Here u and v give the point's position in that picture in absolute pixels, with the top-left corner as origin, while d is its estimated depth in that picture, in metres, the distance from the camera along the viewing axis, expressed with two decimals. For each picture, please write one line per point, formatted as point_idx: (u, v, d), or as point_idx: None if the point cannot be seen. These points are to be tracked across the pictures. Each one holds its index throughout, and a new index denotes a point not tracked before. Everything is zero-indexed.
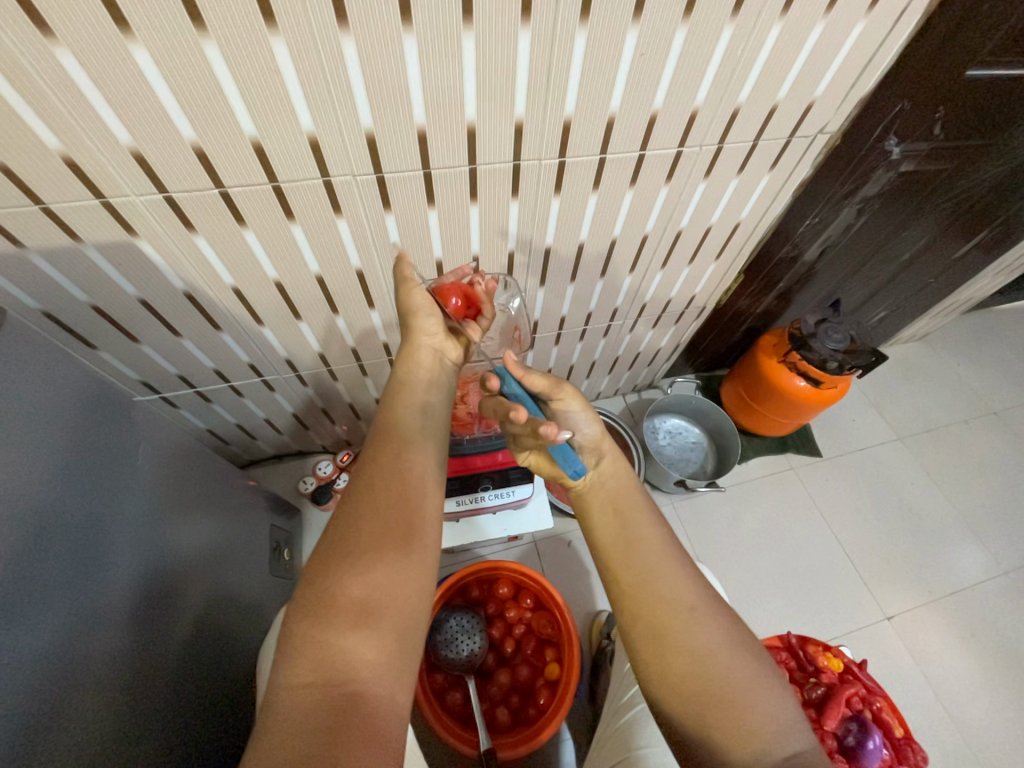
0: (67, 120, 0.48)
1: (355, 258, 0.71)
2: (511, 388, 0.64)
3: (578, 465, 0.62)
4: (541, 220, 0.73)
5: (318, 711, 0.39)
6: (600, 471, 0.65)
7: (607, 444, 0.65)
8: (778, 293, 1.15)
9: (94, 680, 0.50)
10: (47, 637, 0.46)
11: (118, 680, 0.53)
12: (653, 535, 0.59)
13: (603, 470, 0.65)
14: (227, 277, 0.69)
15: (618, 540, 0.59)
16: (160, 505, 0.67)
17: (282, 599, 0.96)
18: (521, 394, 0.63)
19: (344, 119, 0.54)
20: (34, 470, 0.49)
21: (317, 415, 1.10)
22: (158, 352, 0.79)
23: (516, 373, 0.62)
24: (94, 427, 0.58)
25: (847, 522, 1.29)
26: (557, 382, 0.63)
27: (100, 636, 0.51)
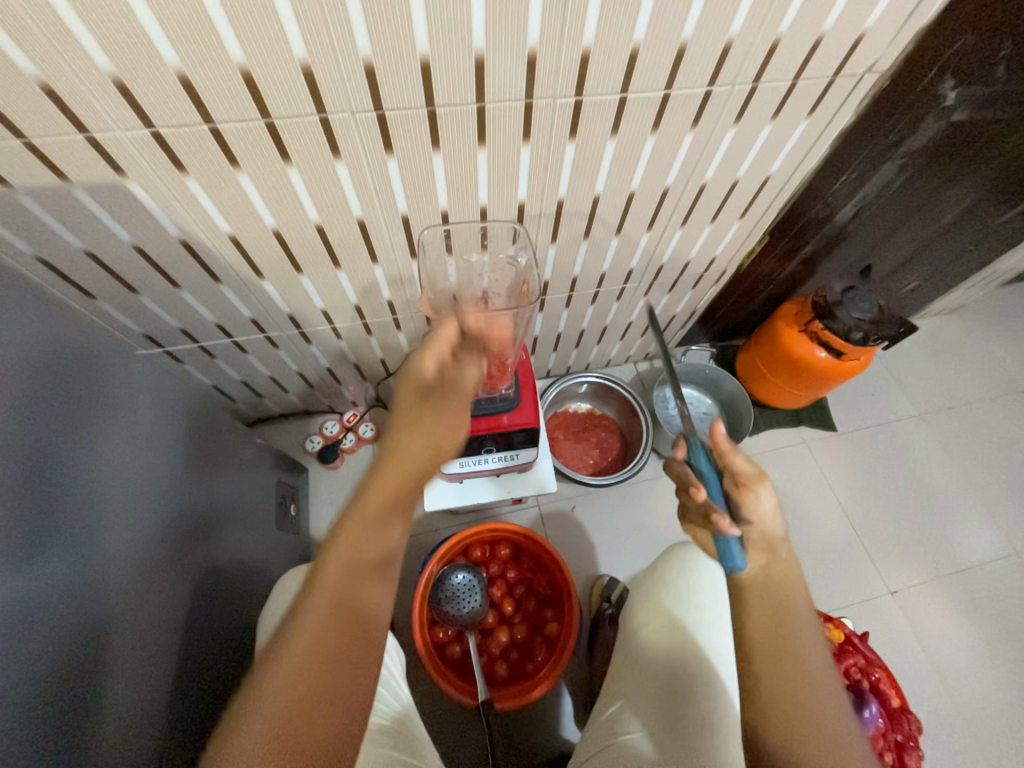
0: (40, 40, 0.44)
1: (356, 207, 0.67)
2: (701, 463, 0.60)
3: (739, 555, 0.58)
4: (554, 169, 0.68)
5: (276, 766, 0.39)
6: (766, 571, 0.59)
7: (782, 549, 0.59)
8: (804, 257, 1.08)
9: (102, 624, 0.50)
10: (50, 580, 0.46)
11: (125, 624, 0.53)
12: (816, 651, 0.53)
13: (770, 571, 0.59)
14: (223, 225, 0.66)
15: (769, 634, 0.56)
16: (162, 457, 0.66)
17: (288, 553, 0.98)
18: (710, 471, 0.59)
19: (339, 45, 0.49)
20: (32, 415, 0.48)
21: (323, 375, 1.09)
22: (158, 304, 0.78)
23: (720, 449, 0.58)
24: (92, 376, 0.57)
25: (857, 498, 1.26)
26: (757, 473, 0.58)
27: (106, 582, 0.52)
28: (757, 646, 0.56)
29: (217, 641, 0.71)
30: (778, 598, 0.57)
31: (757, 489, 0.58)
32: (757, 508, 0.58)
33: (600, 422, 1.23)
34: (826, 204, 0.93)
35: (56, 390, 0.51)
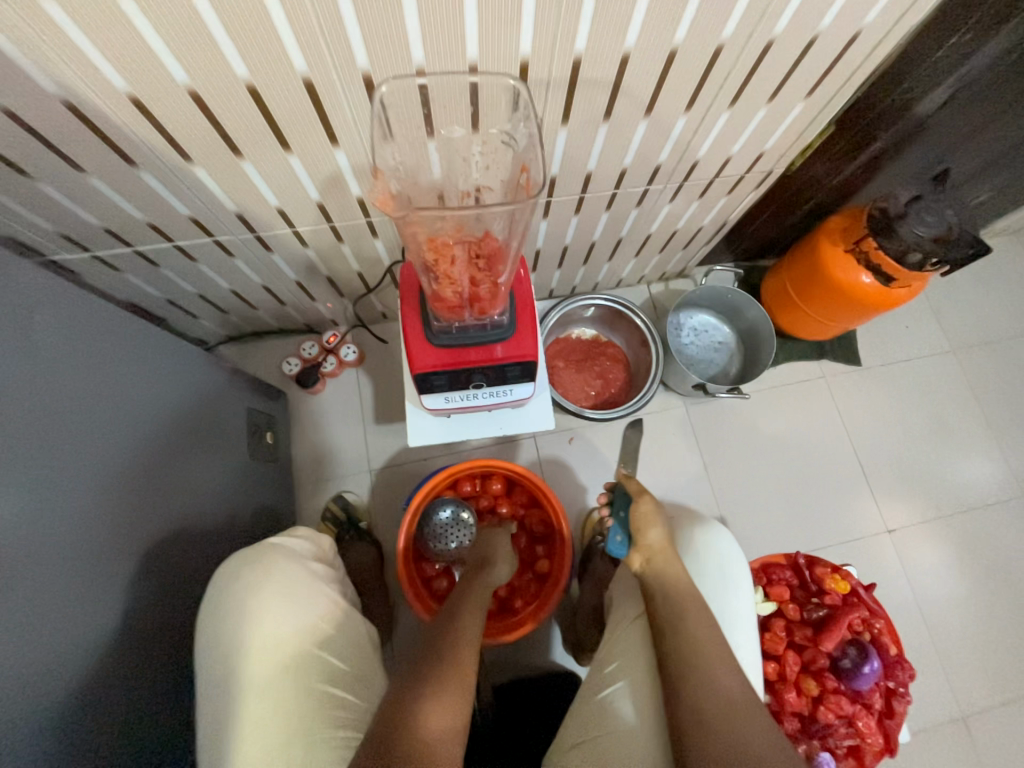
0: None
1: (298, 57, 0.49)
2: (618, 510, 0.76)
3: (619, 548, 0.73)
4: (572, 5, 0.49)
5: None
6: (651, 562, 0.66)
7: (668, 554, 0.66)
8: (867, 159, 0.89)
9: None
10: None
11: (29, 573, 0.47)
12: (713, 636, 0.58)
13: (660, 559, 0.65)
14: (119, 79, 0.49)
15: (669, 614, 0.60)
16: (86, 383, 0.56)
17: (267, 482, 0.93)
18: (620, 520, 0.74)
19: None
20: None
21: (293, 289, 0.95)
22: (66, 194, 0.62)
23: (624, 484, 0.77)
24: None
25: (871, 437, 1.20)
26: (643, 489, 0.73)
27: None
28: (670, 627, 0.60)
29: (186, 579, 0.67)
30: (668, 584, 0.63)
31: (637, 500, 0.72)
32: (636, 516, 0.70)
33: (605, 350, 1.12)
34: (905, 91, 0.76)
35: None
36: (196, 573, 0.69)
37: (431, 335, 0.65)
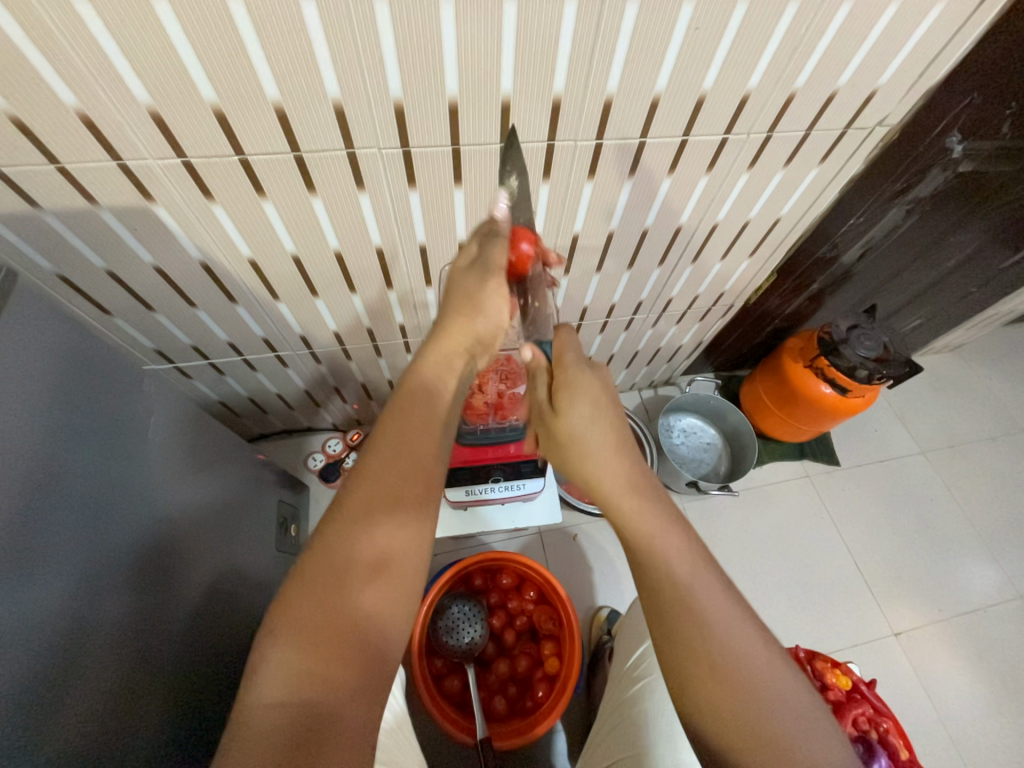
0: (86, 78, 0.46)
1: (375, 235, 0.68)
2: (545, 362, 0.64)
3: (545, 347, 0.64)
4: (572, 205, 0.70)
5: (284, 737, 0.38)
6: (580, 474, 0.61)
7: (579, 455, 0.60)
8: (810, 294, 1.09)
9: (99, 645, 0.50)
10: (53, 597, 0.46)
11: (121, 647, 0.53)
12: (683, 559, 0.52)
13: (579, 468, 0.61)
14: (244, 248, 0.66)
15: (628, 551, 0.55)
16: (111, 474, 0.55)
17: (285, 574, 0.97)
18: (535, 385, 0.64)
19: (371, 85, 0.50)
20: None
21: (329, 393, 1.09)
22: (171, 322, 0.78)
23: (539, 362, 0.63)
24: (43, 397, 0.49)
25: (860, 535, 1.25)
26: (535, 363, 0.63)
27: (21, 630, 0.43)
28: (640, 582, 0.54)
29: (216, 668, 0.69)
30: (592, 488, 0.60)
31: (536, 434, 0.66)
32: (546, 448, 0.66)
33: None
34: (833, 246, 0.94)
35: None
36: (223, 659, 0.71)
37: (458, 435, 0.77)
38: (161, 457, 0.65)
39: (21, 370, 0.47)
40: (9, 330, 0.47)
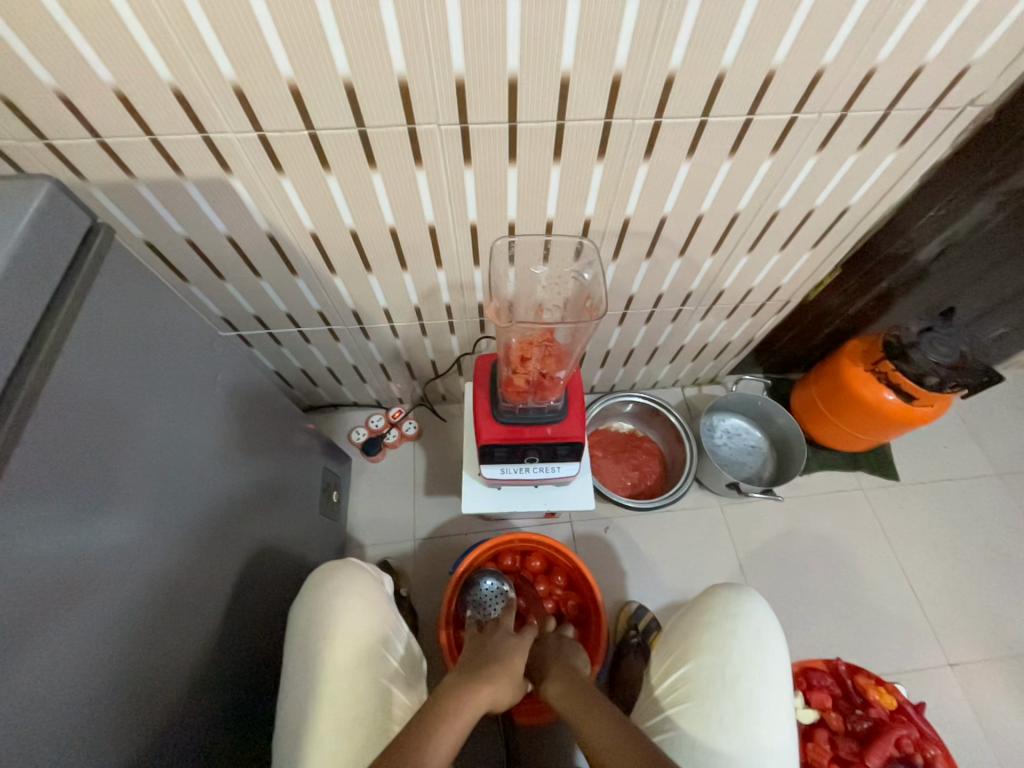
0: (181, 55, 0.49)
1: (429, 212, 0.70)
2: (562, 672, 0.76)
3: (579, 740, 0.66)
4: (625, 188, 0.69)
5: None
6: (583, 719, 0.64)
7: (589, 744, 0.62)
8: (878, 294, 1.01)
9: (159, 576, 0.55)
10: (128, 527, 0.51)
11: (178, 581, 0.58)
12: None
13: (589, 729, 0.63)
14: (307, 221, 0.70)
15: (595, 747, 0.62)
16: (184, 421, 0.61)
17: (326, 537, 1.03)
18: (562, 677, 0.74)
19: (436, 59, 0.51)
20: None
21: (375, 370, 1.13)
22: (239, 290, 0.83)
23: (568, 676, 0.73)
24: (130, 352, 0.54)
25: (919, 557, 1.16)
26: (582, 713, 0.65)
27: (81, 565, 0.46)
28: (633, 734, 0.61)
29: (249, 626, 0.73)
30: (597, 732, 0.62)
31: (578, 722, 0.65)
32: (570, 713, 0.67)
33: (641, 444, 1.24)
34: (905, 242, 0.88)
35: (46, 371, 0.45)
36: (261, 607, 0.76)
37: (496, 410, 0.76)
38: (222, 426, 0.69)
39: (112, 331, 0.52)
40: (116, 288, 0.53)
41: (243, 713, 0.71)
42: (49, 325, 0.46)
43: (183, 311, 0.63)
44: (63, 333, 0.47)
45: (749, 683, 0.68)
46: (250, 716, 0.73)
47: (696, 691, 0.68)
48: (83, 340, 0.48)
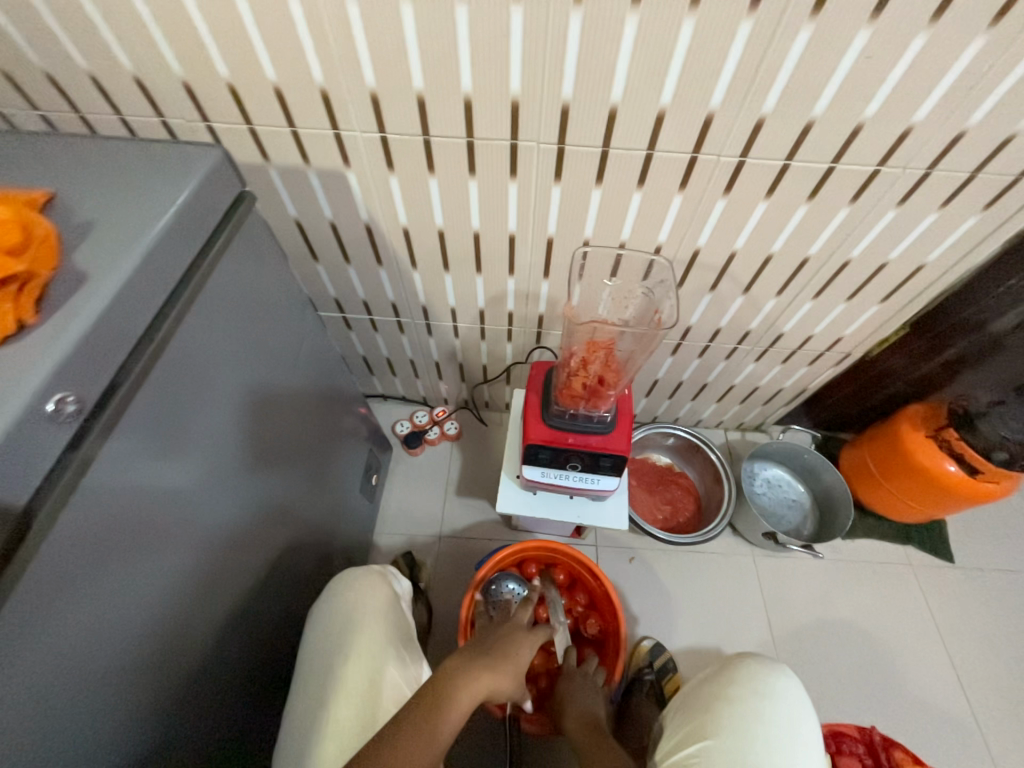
0: (334, 62, 0.58)
1: (512, 221, 0.76)
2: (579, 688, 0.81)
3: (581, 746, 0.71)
4: (700, 219, 0.72)
5: None
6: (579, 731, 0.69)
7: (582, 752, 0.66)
8: (946, 360, 0.97)
9: (210, 529, 0.57)
10: (195, 477, 0.53)
11: (224, 538, 0.59)
12: None
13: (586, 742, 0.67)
14: (402, 217, 0.78)
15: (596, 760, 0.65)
16: (264, 385, 0.64)
17: (360, 517, 1.07)
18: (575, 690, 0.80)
19: (549, 86, 0.58)
20: (123, 335, 0.43)
21: (429, 367, 1.19)
22: (327, 273, 0.92)
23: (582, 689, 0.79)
24: (239, 312, 0.58)
25: (969, 649, 1.07)
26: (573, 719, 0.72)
27: (155, 505, 0.48)
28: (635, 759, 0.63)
29: (280, 583, 0.77)
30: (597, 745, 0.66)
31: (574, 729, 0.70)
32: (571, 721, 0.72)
33: (677, 480, 1.22)
34: (979, 312, 0.86)
35: (172, 330, 0.48)
36: (295, 567, 0.80)
37: (547, 413, 0.79)
38: (289, 403, 0.72)
39: (235, 296, 0.56)
40: (252, 254, 0.60)
41: (251, 681, 0.71)
42: (183, 289, 0.49)
43: (286, 283, 0.69)
44: (192, 304, 0.50)
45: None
46: (254, 690, 0.72)
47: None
48: (203, 304, 0.51)
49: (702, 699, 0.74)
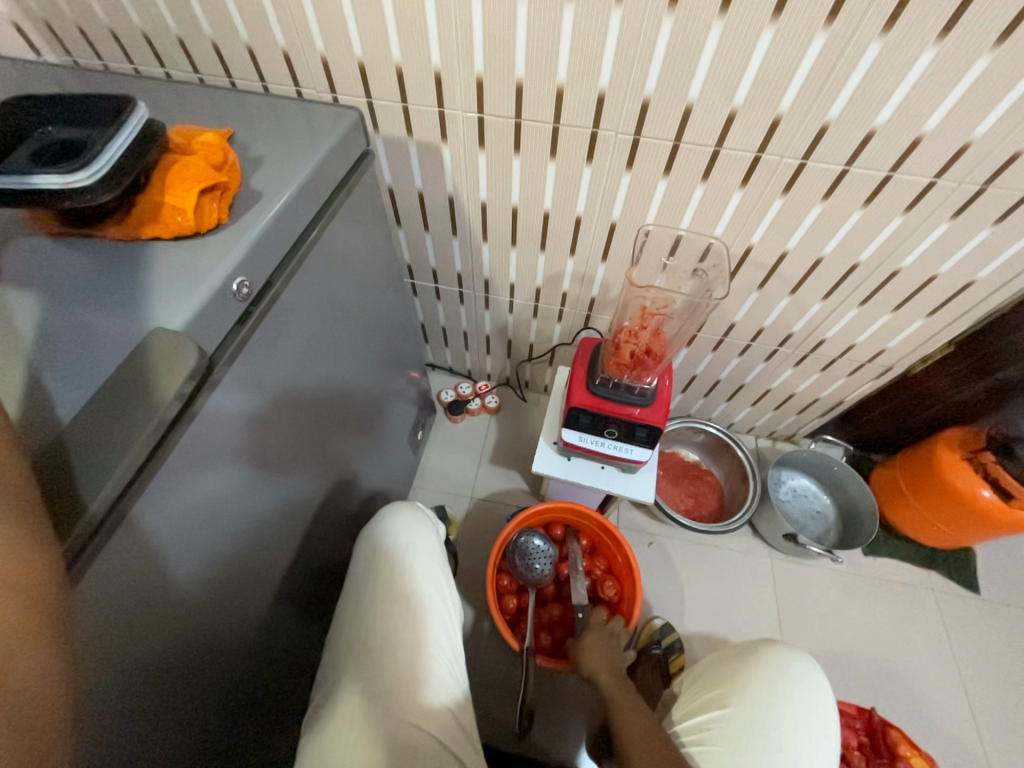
0: (451, 47, 0.67)
1: (581, 204, 0.84)
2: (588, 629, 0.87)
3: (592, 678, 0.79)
4: (756, 217, 0.78)
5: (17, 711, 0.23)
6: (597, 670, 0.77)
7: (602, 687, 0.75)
8: (990, 385, 0.98)
9: (289, 455, 0.63)
10: (284, 405, 0.60)
11: (298, 468, 0.65)
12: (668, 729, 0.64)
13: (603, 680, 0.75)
14: (483, 192, 0.87)
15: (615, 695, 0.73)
16: (345, 329, 0.72)
17: (404, 466, 1.17)
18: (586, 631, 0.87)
19: (634, 82, 0.66)
20: (265, 268, 0.52)
21: (479, 340, 1.28)
22: (406, 239, 1.02)
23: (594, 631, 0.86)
24: (343, 255, 0.67)
25: (986, 680, 1.06)
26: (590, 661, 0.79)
27: (251, 426, 0.54)
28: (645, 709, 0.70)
29: (344, 509, 0.86)
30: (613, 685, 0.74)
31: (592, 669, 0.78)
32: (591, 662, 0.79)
33: (703, 476, 1.27)
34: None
35: (290, 277, 0.55)
36: (349, 502, 0.87)
37: (591, 381, 0.86)
38: (358, 361, 0.78)
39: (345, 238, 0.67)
40: (361, 206, 0.70)
41: (293, 623, 0.74)
42: (308, 234, 0.58)
43: (376, 246, 0.78)
44: (315, 240, 0.59)
45: (784, 739, 0.67)
46: (294, 636, 0.75)
47: (722, 739, 0.69)
48: (314, 257, 0.59)
49: (723, 669, 0.77)
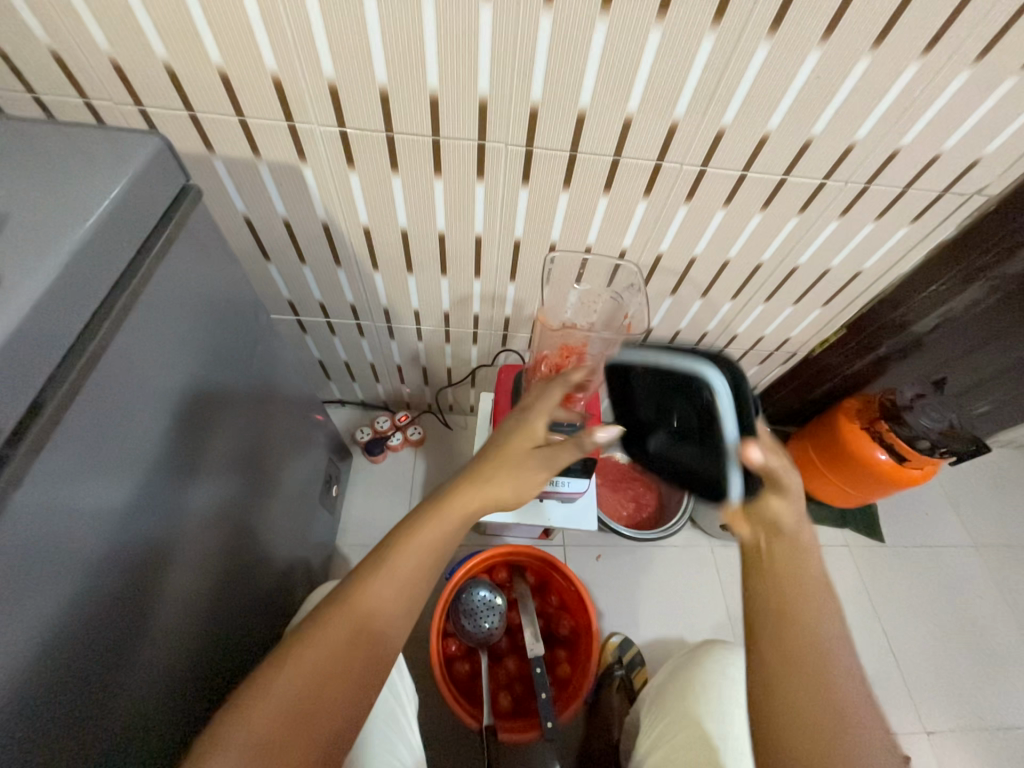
0: (289, 46, 0.54)
1: (479, 223, 0.75)
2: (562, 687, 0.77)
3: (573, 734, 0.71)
4: (663, 226, 0.74)
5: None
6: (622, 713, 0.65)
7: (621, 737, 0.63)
8: (876, 359, 1.06)
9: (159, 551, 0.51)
10: (140, 493, 0.48)
11: (179, 559, 0.54)
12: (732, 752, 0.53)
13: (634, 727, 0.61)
14: (363, 216, 0.74)
15: None
16: (217, 387, 0.59)
17: (322, 529, 1.02)
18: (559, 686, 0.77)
19: (518, 88, 0.57)
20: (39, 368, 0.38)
21: (390, 370, 1.15)
22: (280, 274, 0.86)
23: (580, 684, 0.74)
24: (190, 304, 0.54)
25: (901, 620, 1.18)
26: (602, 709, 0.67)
27: (91, 532, 0.42)
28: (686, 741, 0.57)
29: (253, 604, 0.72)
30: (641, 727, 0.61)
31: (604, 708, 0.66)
32: None
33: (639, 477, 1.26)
34: (903, 315, 0.95)
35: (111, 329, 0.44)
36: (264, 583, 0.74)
37: None
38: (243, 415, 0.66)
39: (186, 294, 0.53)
40: (199, 252, 0.55)
41: None
42: (126, 283, 0.45)
43: (240, 300, 0.64)
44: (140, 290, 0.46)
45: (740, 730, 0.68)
46: None
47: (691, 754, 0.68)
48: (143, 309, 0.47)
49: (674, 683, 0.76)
